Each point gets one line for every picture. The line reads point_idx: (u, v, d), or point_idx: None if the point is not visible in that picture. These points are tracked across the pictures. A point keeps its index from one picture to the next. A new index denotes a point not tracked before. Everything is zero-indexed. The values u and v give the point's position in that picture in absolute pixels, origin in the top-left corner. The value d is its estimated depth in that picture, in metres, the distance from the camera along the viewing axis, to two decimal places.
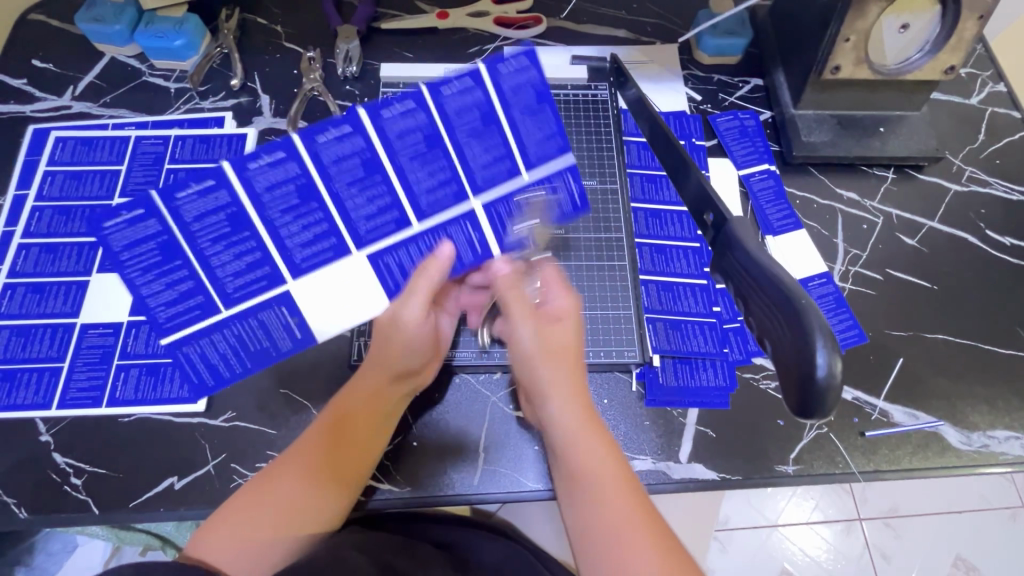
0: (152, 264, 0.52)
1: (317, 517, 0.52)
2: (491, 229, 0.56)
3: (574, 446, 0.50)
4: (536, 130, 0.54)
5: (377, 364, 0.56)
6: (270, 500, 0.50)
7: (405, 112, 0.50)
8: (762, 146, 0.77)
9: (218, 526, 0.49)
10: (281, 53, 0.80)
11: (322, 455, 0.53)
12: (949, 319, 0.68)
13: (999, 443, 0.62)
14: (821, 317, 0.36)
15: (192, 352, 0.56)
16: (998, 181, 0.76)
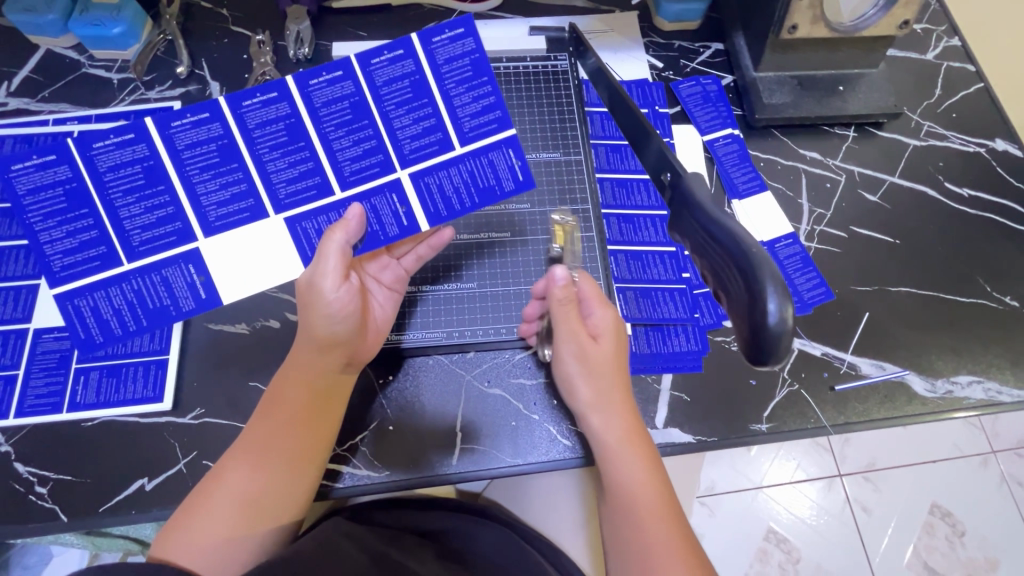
0: (57, 210, 0.50)
1: (274, 496, 0.50)
2: (417, 200, 0.53)
3: (617, 459, 0.52)
4: (469, 102, 0.53)
5: (305, 335, 0.53)
6: (225, 487, 0.49)
7: (332, 81, 0.51)
8: (725, 110, 0.77)
9: (181, 520, 0.49)
10: (229, 38, 0.77)
11: (268, 439, 0.51)
12: (911, 272, 0.70)
13: (963, 388, 0.64)
14: (770, 265, 0.36)
15: (84, 305, 0.51)
16: (955, 134, 0.78)
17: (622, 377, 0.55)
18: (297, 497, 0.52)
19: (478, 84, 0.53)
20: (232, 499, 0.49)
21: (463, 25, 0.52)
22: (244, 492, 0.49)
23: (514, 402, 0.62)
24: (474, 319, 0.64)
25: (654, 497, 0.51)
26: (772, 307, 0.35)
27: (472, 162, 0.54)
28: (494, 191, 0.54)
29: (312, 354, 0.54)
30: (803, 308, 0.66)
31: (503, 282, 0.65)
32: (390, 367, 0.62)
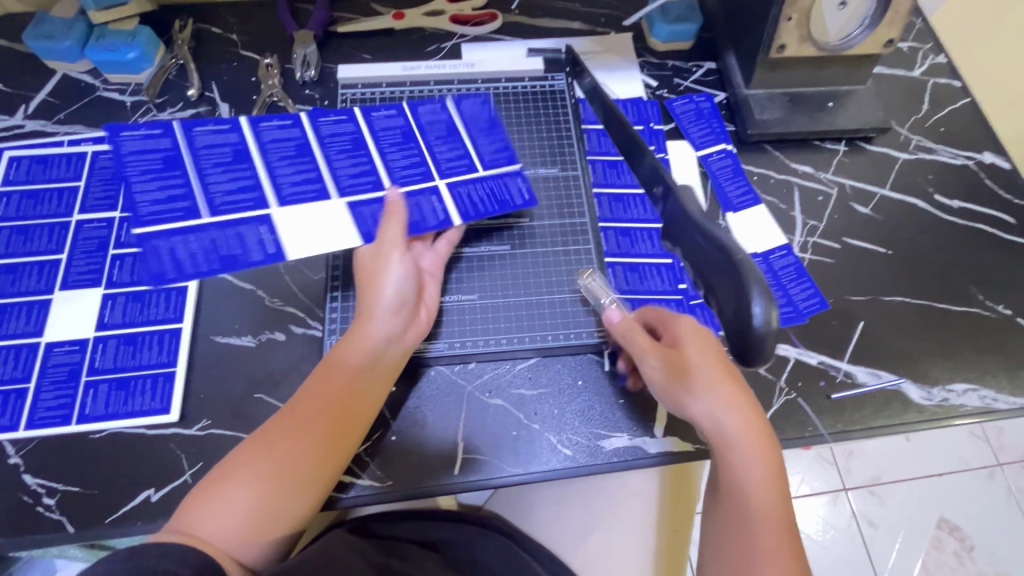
0: (153, 169, 0.57)
1: (301, 490, 0.51)
2: (453, 203, 0.63)
3: (734, 454, 0.49)
4: (491, 144, 0.67)
5: (361, 327, 0.57)
6: (245, 485, 0.49)
7: (388, 115, 0.66)
8: (718, 126, 0.79)
9: (194, 507, 0.48)
10: (239, 61, 0.80)
11: (301, 446, 0.51)
12: (904, 282, 0.71)
13: (959, 396, 0.65)
14: (754, 275, 0.41)
15: (162, 246, 0.54)
16: (944, 148, 0.80)
17: (723, 368, 0.53)
18: (298, 517, 0.51)
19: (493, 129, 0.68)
20: (249, 500, 0.48)
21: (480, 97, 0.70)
22: (266, 494, 0.49)
23: (515, 412, 0.62)
24: (474, 330, 0.64)
25: (770, 506, 0.48)
26: (758, 309, 0.40)
27: (493, 181, 0.65)
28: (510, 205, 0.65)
29: (361, 362, 0.55)
30: (798, 318, 0.68)
31: (504, 295, 0.66)
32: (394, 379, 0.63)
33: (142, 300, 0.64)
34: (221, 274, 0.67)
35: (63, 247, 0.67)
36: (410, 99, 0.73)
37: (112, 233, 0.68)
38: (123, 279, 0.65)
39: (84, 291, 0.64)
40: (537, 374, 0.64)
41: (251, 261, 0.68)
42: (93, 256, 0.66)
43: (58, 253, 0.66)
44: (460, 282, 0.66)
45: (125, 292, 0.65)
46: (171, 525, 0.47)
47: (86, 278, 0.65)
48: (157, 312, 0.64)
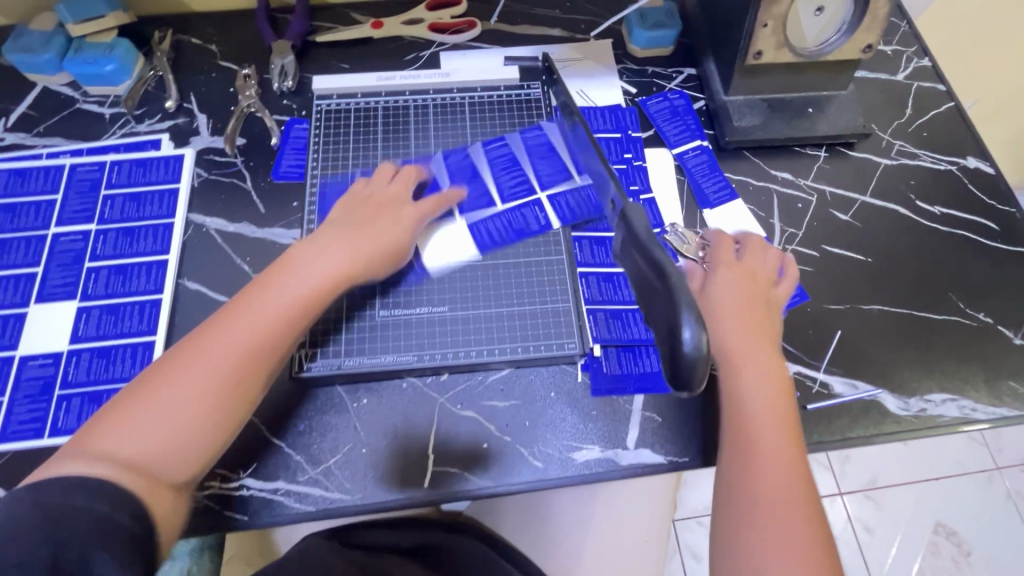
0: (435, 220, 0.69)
1: (205, 422, 0.48)
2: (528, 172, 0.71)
3: (740, 373, 0.54)
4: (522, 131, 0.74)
5: (315, 245, 0.59)
6: (145, 413, 0.46)
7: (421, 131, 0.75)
8: (693, 124, 0.79)
9: (87, 435, 0.45)
10: (217, 72, 0.80)
11: (214, 358, 0.49)
12: (884, 289, 0.70)
13: (937, 406, 0.64)
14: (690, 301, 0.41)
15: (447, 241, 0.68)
16: (927, 153, 0.79)
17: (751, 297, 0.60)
18: (202, 448, 0.48)
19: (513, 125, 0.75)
20: (150, 430, 0.46)
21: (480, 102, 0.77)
22: (167, 420, 0.47)
23: (486, 424, 0.61)
24: (445, 342, 0.64)
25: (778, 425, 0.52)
26: (689, 334, 0.41)
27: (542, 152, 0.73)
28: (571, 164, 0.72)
29: (291, 296, 0.54)
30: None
31: (476, 307, 0.65)
32: (364, 391, 0.62)
33: (117, 312, 0.65)
34: (196, 286, 0.68)
35: (39, 260, 0.67)
36: (385, 110, 0.76)
37: (88, 245, 0.68)
38: (98, 291, 0.66)
39: (60, 303, 0.65)
40: (510, 386, 0.63)
41: (225, 273, 0.68)
42: (69, 269, 0.67)
43: (35, 266, 0.67)
44: (432, 293, 0.66)
45: (100, 304, 0.65)
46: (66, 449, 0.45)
47: (61, 291, 0.65)
48: (130, 325, 0.64)
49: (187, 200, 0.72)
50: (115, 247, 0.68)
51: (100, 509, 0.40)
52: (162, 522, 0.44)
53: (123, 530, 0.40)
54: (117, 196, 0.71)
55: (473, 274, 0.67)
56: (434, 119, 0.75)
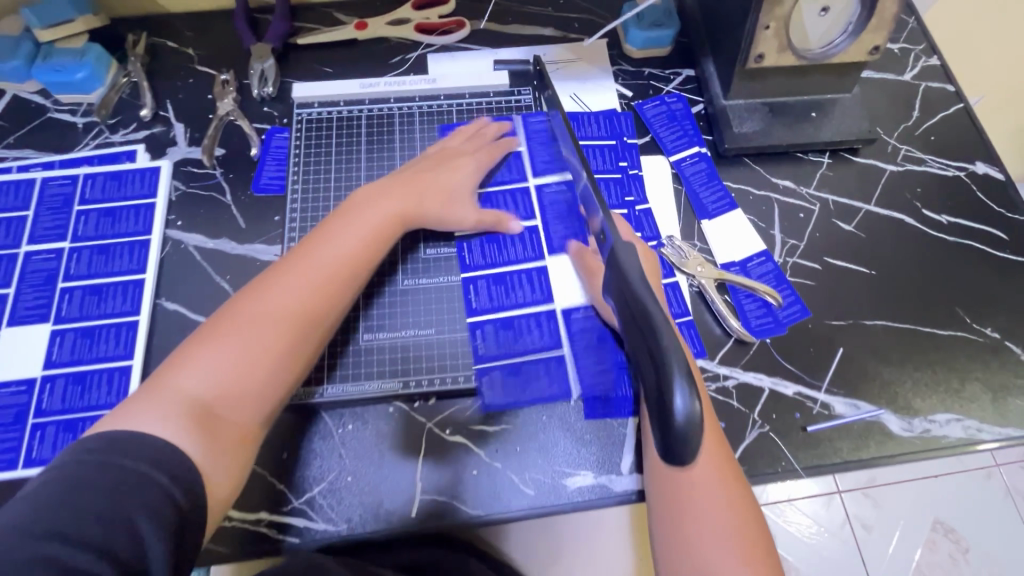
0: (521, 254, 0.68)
1: (274, 369, 0.51)
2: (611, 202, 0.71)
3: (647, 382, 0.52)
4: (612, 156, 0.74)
5: (372, 205, 0.62)
6: (214, 355, 0.49)
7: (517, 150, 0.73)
8: (691, 129, 0.76)
9: (164, 373, 0.48)
10: (195, 77, 0.77)
11: (281, 305, 0.53)
12: (888, 303, 0.68)
13: (941, 427, 0.62)
14: (682, 367, 0.44)
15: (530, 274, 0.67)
16: (934, 158, 0.76)
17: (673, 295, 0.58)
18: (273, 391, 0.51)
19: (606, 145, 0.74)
20: (217, 375, 0.49)
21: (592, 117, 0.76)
22: (230, 367, 0.49)
23: (475, 450, 0.60)
24: (432, 365, 0.63)
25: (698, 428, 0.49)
26: (680, 402, 0.44)
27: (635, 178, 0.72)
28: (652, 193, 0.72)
29: (352, 251, 0.58)
30: (779, 329, 0.65)
31: (463, 329, 0.64)
32: (350, 416, 0.61)
33: (92, 335, 0.62)
34: (174, 306, 0.65)
35: (11, 281, 0.65)
36: (369, 119, 0.73)
37: (61, 264, 0.65)
38: (72, 313, 0.63)
39: (33, 326, 0.62)
40: (501, 409, 0.61)
41: (204, 293, 0.66)
42: (42, 289, 0.64)
43: (7, 287, 0.64)
44: (420, 316, 0.65)
45: (74, 327, 0.63)
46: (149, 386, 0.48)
47: (35, 313, 0.63)
48: (106, 348, 0.62)
49: (164, 215, 0.69)
50: (90, 266, 0.65)
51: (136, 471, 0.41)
52: (216, 486, 0.46)
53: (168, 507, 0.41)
54: (91, 211, 0.68)
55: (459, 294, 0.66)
56: (420, 129, 0.73)
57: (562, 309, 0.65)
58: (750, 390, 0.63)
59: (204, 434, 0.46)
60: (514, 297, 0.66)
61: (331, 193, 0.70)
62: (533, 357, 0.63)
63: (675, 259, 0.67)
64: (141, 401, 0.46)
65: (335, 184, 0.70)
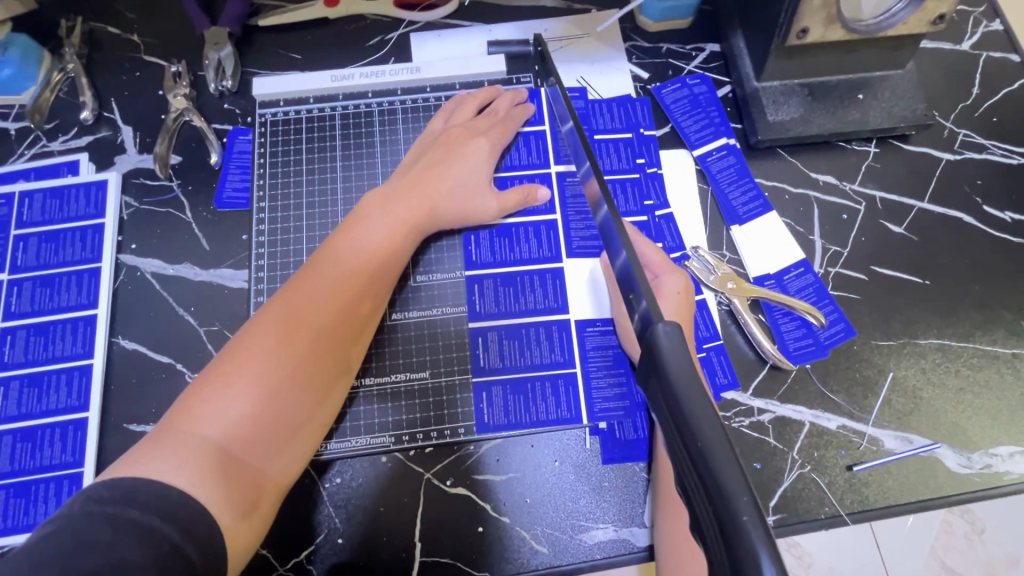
0: (526, 257, 0.59)
1: (293, 408, 0.46)
2: (633, 202, 0.62)
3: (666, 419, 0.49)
4: (642, 144, 0.64)
5: (383, 204, 0.54)
6: (231, 392, 0.43)
7: (537, 131, 0.64)
8: (717, 117, 0.65)
9: (177, 419, 0.42)
10: (142, 70, 0.66)
11: (294, 332, 0.46)
12: (943, 319, 0.59)
13: (1003, 461, 0.55)
14: (760, 531, 0.25)
15: (538, 284, 0.58)
16: (996, 143, 0.66)
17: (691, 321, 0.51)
18: (295, 429, 0.46)
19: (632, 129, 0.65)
20: (236, 415, 0.43)
21: (625, 98, 0.66)
22: (251, 404, 0.43)
23: (480, 504, 0.53)
24: (425, 417, 0.54)
25: None
26: None
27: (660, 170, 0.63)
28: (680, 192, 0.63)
29: (368, 262, 0.51)
30: (820, 352, 0.57)
31: (462, 370, 0.56)
32: (338, 468, 0.53)
33: (40, 384, 0.55)
34: (133, 345, 0.57)
35: None
36: (344, 117, 0.63)
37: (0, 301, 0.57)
38: (16, 359, 0.55)
39: None
40: (506, 456, 0.54)
41: (166, 329, 0.58)
42: None
43: None
44: (411, 355, 0.56)
45: (19, 374, 0.55)
46: (151, 437, 0.42)
47: None
48: (57, 399, 0.54)
49: (116, 238, 0.60)
50: (33, 302, 0.57)
51: (149, 525, 0.35)
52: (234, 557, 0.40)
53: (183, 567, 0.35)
54: (30, 236, 0.60)
55: (455, 324, 0.57)
56: (404, 127, 0.63)
57: (577, 322, 0.57)
58: (789, 426, 0.55)
59: (231, 483, 0.41)
60: (525, 301, 0.58)
61: (304, 208, 0.61)
62: (547, 384, 0.55)
63: (702, 275, 0.59)
64: (154, 451, 0.40)
65: (308, 197, 0.61)
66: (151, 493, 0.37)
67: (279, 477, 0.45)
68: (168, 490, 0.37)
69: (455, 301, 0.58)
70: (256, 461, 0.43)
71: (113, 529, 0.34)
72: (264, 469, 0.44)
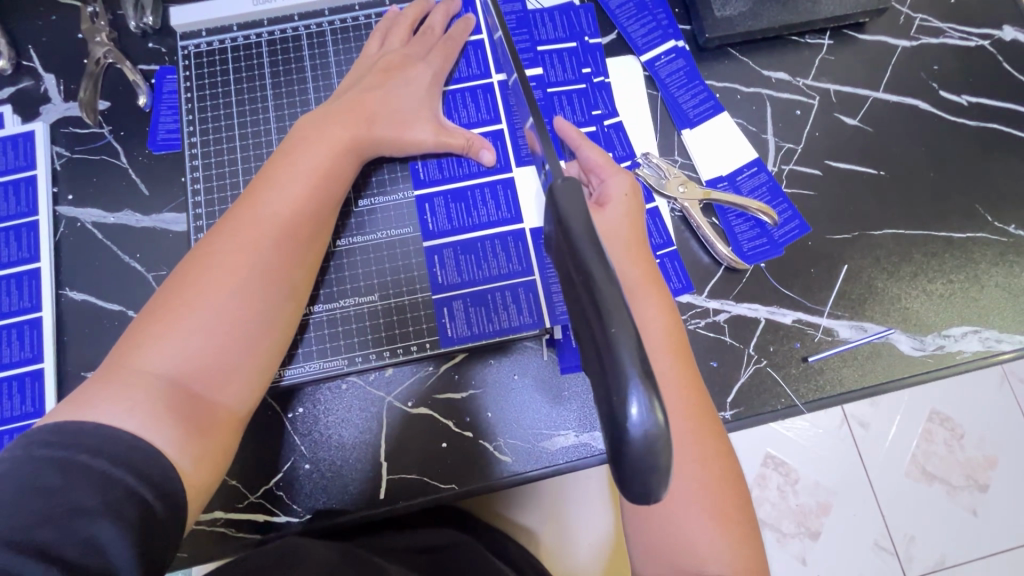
0: (472, 174, 0.58)
1: (249, 339, 0.45)
2: (579, 111, 0.60)
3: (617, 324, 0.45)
4: (586, 51, 0.62)
5: (320, 130, 0.52)
6: (180, 328, 0.42)
7: (476, 42, 0.61)
8: (664, 18, 0.63)
9: (122, 359, 0.41)
10: (57, 13, 0.62)
11: (241, 264, 0.45)
12: (898, 208, 0.59)
13: (956, 342, 0.56)
14: (632, 356, 0.28)
15: (487, 201, 0.57)
16: (953, 26, 0.64)
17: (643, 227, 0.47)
18: (252, 360, 0.45)
19: (576, 34, 0.62)
20: (190, 349, 0.41)
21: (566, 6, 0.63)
22: (203, 339, 0.42)
23: (443, 420, 0.54)
24: (378, 340, 0.54)
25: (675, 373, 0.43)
26: (637, 411, 0.28)
27: (605, 76, 0.61)
28: (627, 99, 0.61)
29: (311, 189, 0.49)
30: (774, 250, 0.57)
31: (413, 292, 0.55)
32: (300, 397, 0.53)
33: None
34: (82, 296, 0.56)
35: None
36: (272, 46, 0.60)
37: None
38: None
39: None
40: (466, 373, 0.54)
41: (113, 278, 0.57)
42: None
43: None
44: (360, 280, 0.55)
45: None
46: (95, 379, 0.40)
47: None
48: (10, 353, 0.54)
49: (51, 190, 0.58)
50: None
51: (101, 469, 0.34)
52: (201, 486, 0.40)
53: (139, 499, 0.34)
54: None
55: (402, 247, 0.56)
56: (335, 51, 0.61)
57: (528, 233, 0.56)
58: (744, 323, 0.56)
59: (193, 416, 0.40)
60: (476, 217, 0.57)
61: (238, 144, 0.59)
62: (501, 297, 0.55)
63: (653, 181, 0.58)
64: (103, 391, 0.38)
65: (242, 133, 0.59)
66: (101, 434, 0.36)
67: (240, 409, 0.45)
68: (117, 435, 0.36)
69: (402, 224, 0.57)
70: (216, 393, 0.42)
71: (63, 476, 0.33)
72: (226, 400, 0.43)
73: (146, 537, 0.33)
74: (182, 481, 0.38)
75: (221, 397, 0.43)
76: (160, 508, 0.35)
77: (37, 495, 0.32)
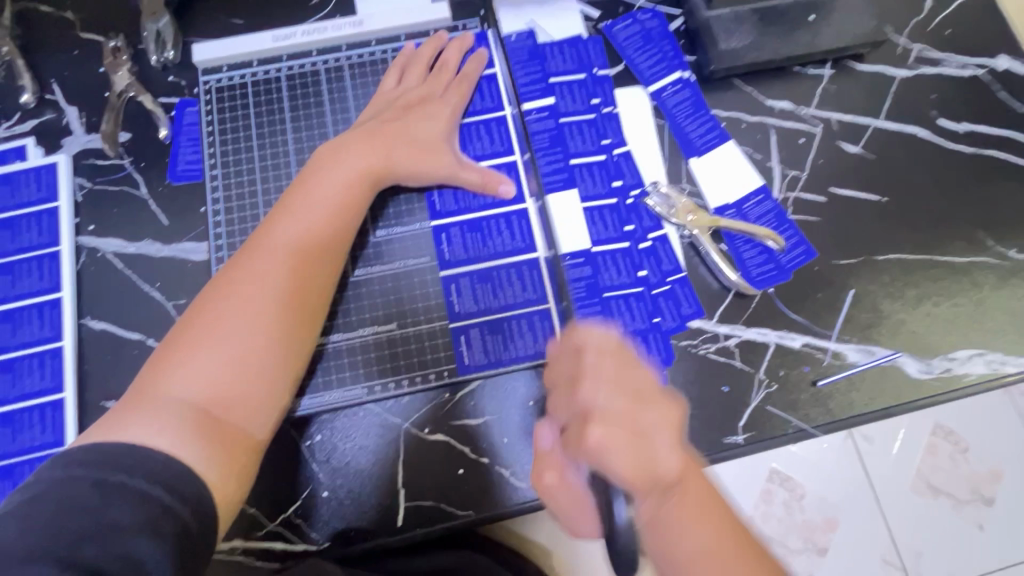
0: (487, 204, 0.59)
1: (269, 364, 0.45)
2: (589, 140, 0.61)
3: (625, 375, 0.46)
4: (595, 82, 0.63)
5: (338, 159, 0.53)
6: (202, 354, 0.43)
7: (490, 76, 0.63)
8: (671, 50, 0.65)
9: (149, 386, 0.42)
10: (80, 47, 0.64)
11: (260, 291, 0.46)
12: (902, 234, 0.60)
13: (962, 364, 0.57)
14: None
15: (501, 230, 0.58)
16: (950, 56, 0.66)
17: None
18: (272, 384, 0.45)
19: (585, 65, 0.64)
20: (211, 375, 0.42)
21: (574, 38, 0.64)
22: (224, 364, 0.43)
23: (459, 447, 0.54)
24: (396, 368, 0.56)
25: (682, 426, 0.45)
26: None
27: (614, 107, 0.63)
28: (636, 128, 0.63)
29: (328, 216, 0.51)
30: (782, 275, 0.58)
31: (429, 321, 0.56)
32: (317, 424, 0.54)
33: (13, 369, 0.55)
34: (102, 325, 0.57)
35: None
36: (290, 79, 0.62)
37: None
38: None
39: None
40: (481, 400, 0.55)
41: (133, 306, 0.58)
42: None
43: None
44: (378, 308, 0.57)
45: None
46: (123, 405, 0.41)
47: None
48: (32, 382, 0.55)
49: (73, 220, 0.60)
50: None
51: (137, 489, 0.34)
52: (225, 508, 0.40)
53: (175, 524, 0.35)
54: None
55: (418, 277, 0.57)
56: (352, 85, 0.62)
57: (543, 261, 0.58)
58: (754, 348, 0.57)
59: (214, 440, 0.41)
60: (491, 246, 0.58)
61: (258, 174, 0.60)
62: (517, 325, 0.56)
63: (662, 210, 0.59)
64: (130, 417, 0.39)
65: (261, 165, 0.60)
66: (134, 455, 0.36)
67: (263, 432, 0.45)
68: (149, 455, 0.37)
69: (417, 254, 0.58)
70: (236, 417, 0.43)
71: (102, 496, 0.33)
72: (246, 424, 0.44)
73: (181, 558, 0.34)
74: (214, 501, 0.38)
75: (241, 421, 0.43)
76: (194, 528, 0.36)
77: (75, 517, 0.32)
